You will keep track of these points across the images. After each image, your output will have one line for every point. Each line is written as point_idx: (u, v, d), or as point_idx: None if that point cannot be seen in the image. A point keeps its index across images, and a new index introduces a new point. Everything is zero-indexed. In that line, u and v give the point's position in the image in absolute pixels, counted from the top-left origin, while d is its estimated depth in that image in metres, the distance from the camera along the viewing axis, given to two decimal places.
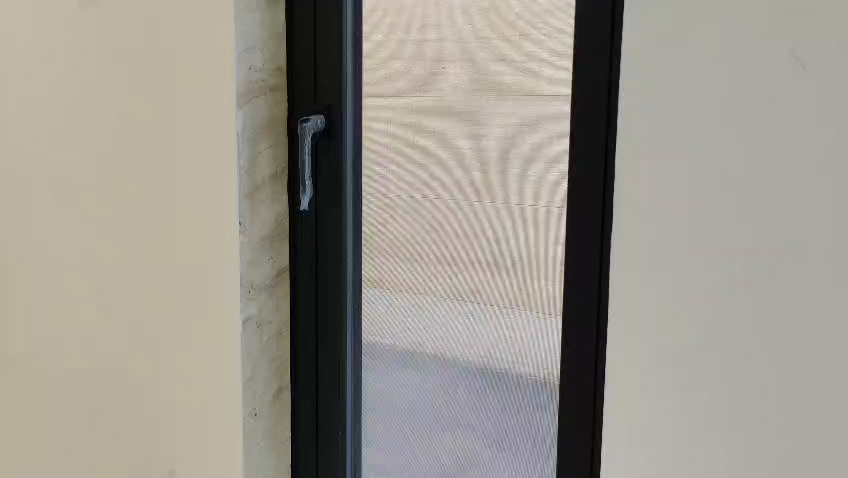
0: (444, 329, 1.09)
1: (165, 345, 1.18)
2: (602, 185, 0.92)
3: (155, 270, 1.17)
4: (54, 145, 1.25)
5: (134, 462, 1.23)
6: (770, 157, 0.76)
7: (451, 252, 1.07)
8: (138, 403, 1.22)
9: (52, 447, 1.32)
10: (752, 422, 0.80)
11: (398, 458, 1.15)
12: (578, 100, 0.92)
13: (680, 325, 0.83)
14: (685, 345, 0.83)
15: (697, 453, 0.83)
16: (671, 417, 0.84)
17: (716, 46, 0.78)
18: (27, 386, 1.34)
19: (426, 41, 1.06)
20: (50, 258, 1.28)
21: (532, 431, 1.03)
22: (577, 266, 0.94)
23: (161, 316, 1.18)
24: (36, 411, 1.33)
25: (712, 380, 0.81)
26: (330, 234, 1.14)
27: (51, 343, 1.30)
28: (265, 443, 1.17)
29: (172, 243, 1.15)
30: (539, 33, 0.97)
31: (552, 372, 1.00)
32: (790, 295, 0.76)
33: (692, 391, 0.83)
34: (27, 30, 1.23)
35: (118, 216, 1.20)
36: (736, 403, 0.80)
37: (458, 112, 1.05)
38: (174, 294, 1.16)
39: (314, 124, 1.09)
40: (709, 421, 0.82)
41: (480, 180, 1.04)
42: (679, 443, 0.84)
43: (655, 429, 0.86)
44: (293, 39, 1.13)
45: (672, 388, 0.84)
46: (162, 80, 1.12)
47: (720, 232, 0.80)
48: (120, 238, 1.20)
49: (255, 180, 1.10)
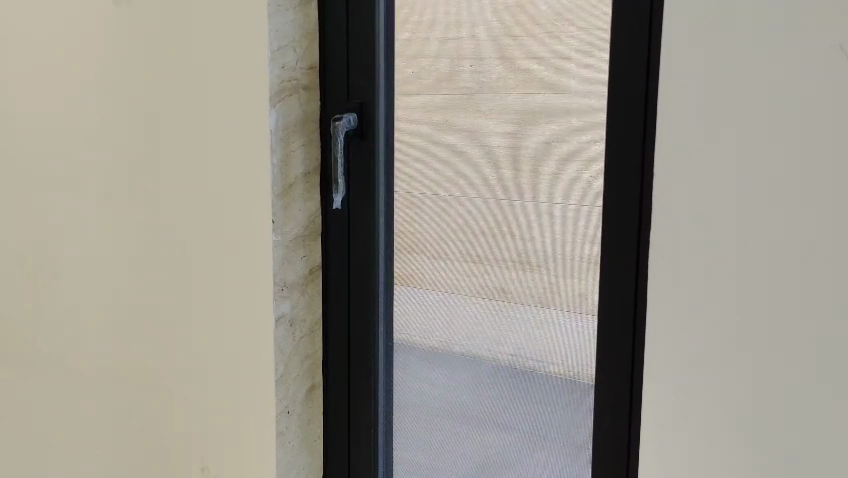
0: (474, 326, 1.10)
1: (166, 346, 1.22)
2: (639, 186, 0.91)
3: (154, 265, 1.22)
4: (64, 145, 1.28)
5: (134, 462, 1.28)
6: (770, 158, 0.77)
7: (480, 250, 1.07)
8: (138, 404, 1.26)
9: (59, 448, 1.37)
10: (750, 423, 0.81)
11: (429, 457, 1.15)
12: (613, 99, 0.92)
13: (680, 326, 0.83)
14: (686, 345, 0.83)
15: (701, 452, 0.84)
16: (680, 418, 0.84)
17: (723, 45, 0.78)
18: (32, 387, 1.39)
19: (456, 38, 1.07)
20: (50, 257, 1.33)
21: (566, 430, 1.02)
22: (613, 267, 0.94)
23: (162, 321, 1.22)
24: (40, 411, 1.38)
25: (713, 381, 0.82)
26: (362, 231, 1.14)
27: (52, 347, 1.35)
28: (297, 441, 1.17)
29: (171, 245, 1.19)
30: (567, 30, 0.97)
31: (585, 371, 0.99)
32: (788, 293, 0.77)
33: (691, 392, 0.83)
34: (43, 32, 1.26)
35: (120, 218, 1.24)
36: (738, 407, 0.81)
37: (487, 109, 1.06)
38: (179, 293, 1.19)
39: (347, 122, 1.09)
40: (715, 422, 0.83)
41: (509, 177, 1.04)
42: (694, 443, 0.84)
43: (673, 428, 0.85)
44: (326, 38, 1.13)
45: (680, 389, 0.84)
46: (179, 83, 1.14)
47: (730, 231, 0.80)
48: (120, 238, 1.24)
49: (288, 178, 1.10)
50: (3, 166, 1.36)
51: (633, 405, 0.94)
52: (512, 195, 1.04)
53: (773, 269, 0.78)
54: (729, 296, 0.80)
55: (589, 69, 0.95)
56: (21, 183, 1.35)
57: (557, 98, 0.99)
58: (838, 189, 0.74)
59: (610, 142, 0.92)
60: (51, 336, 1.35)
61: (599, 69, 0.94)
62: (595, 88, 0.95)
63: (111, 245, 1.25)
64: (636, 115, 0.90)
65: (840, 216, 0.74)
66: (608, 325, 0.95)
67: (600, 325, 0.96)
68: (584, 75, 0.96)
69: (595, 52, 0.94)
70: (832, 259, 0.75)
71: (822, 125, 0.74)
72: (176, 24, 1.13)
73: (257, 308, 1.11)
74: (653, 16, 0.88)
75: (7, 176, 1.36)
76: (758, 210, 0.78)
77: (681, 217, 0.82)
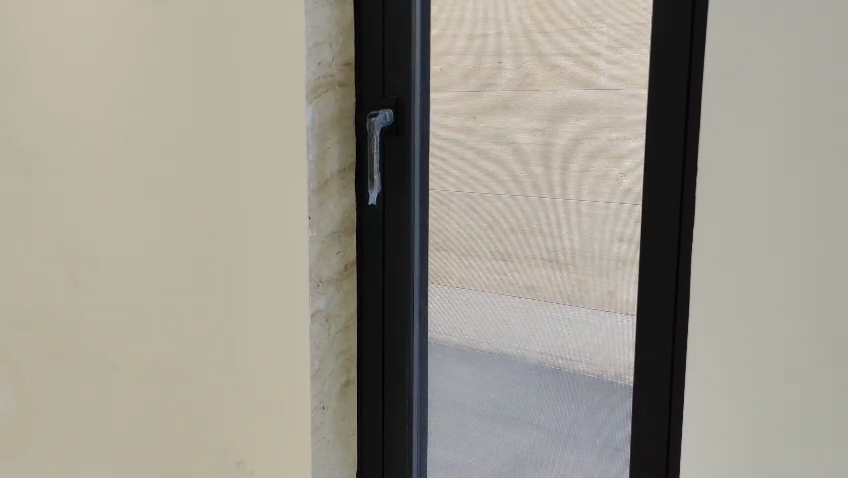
0: (500, 325, 1.10)
1: (170, 350, 1.26)
2: (680, 184, 0.89)
3: (166, 267, 1.24)
4: (85, 145, 1.31)
5: (134, 461, 1.33)
6: (768, 158, 0.78)
7: (500, 248, 1.09)
8: (138, 405, 1.31)
9: (61, 448, 1.43)
10: (747, 425, 0.81)
11: (462, 457, 1.16)
12: (654, 96, 0.90)
13: (708, 324, 0.83)
14: (707, 344, 0.83)
15: (732, 453, 0.83)
16: (710, 418, 0.84)
17: (736, 47, 0.79)
18: (39, 386, 1.45)
19: (486, 35, 1.07)
20: (62, 258, 1.38)
21: (601, 428, 1.01)
22: (653, 265, 0.92)
23: (168, 325, 1.26)
24: (51, 407, 1.44)
25: (737, 380, 0.82)
26: (398, 228, 1.14)
27: (62, 349, 1.41)
28: (332, 437, 1.17)
29: (185, 244, 1.21)
30: (597, 27, 0.97)
31: (627, 371, 0.97)
32: (787, 291, 0.78)
33: (718, 392, 0.83)
34: (69, 32, 1.29)
35: (134, 219, 1.27)
36: (758, 407, 0.80)
37: (516, 106, 1.05)
38: (187, 296, 1.22)
39: (383, 118, 1.09)
40: (737, 422, 0.82)
41: (540, 175, 1.04)
42: (726, 443, 0.83)
43: (703, 427, 0.85)
44: (361, 35, 1.13)
45: (715, 390, 0.83)
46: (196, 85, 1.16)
47: (735, 231, 0.80)
48: (135, 240, 1.27)
49: (324, 175, 1.10)
50: (24, 164, 1.40)
51: (673, 404, 0.92)
52: (539, 192, 1.04)
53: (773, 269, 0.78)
54: (728, 295, 0.81)
55: (619, 65, 0.95)
56: (49, 185, 1.38)
57: (585, 95, 0.99)
58: (836, 187, 0.74)
59: (650, 138, 0.91)
60: (59, 336, 1.41)
61: (630, 65, 0.94)
62: (626, 84, 0.94)
63: (143, 245, 1.27)
64: (678, 113, 0.88)
65: (839, 218, 0.75)
66: (648, 326, 0.93)
67: (638, 324, 0.94)
68: (614, 71, 0.96)
69: (625, 49, 0.94)
70: (832, 260, 0.75)
71: (822, 126, 0.74)
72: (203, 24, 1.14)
73: (277, 308, 1.13)
74: (695, 12, 0.86)
75: (32, 177, 1.40)
76: (761, 211, 0.78)
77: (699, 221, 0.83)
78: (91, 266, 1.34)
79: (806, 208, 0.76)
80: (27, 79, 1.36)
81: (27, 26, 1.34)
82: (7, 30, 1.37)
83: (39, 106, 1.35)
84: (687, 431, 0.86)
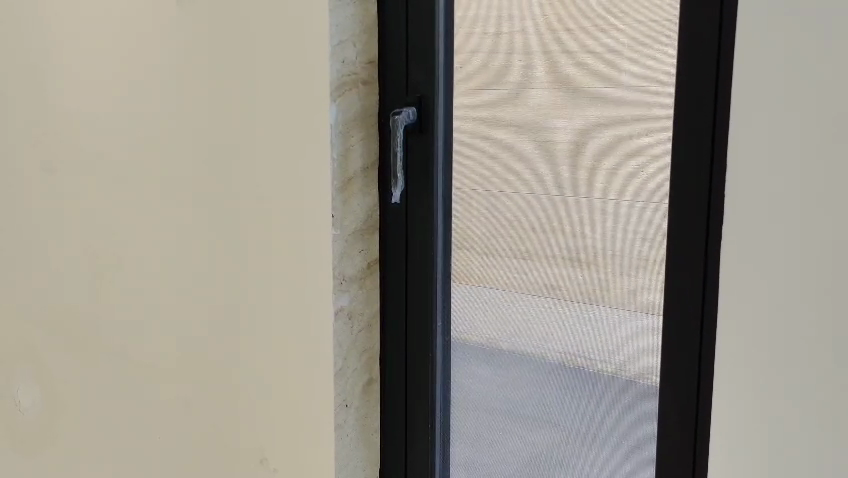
0: (519, 324, 1.10)
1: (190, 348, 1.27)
2: (708, 183, 0.89)
3: (184, 266, 1.25)
4: (106, 145, 1.32)
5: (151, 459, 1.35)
6: (782, 157, 0.78)
7: (518, 247, 1.09)
8: (156, 402, 1.33)
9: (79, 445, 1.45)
10: (753, 425, 0.82)
11: (483, 456, 1.16)
12: (682, 93, 0.90)
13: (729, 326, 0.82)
14: (726, 345, 0.83)
15: (750, 453, 0.82)
16: (728, 418, 0.83)
17: (751, 47, 0.79)
18: (58, 384, 1.47)
19: (505, 33, 1.06)
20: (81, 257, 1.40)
21: (624, 428, 1.01)
22: (679, 264, 0.92)
23: (187, 323, 1.27)
24: (69, 405, 1.46)
25: (754, 380, 0.81)
26: (420, 226, 1.14)
27: (80, 346, 1.43)
28: (355, 435, 1.17)
29: (203, 243, 1.22)
30: (619, 24, 0.97)
31: (654, 369, 0.97)
32: (787, 290, 0.78)
33: (737, 393, 0.82)
34: (90, 33, 1.30)
35: (153, 218, 1.28)
36: (777, 407, 0.80)
37: (535, 104, 1.05)
38: (206, 295, 1.23)
39: (406, 116, 1.09)
40: (755, 424, 0.81)
41: (562, 173, 1.03)
42: (747, 445, 0.82)
43: (722, 429, 0.84)
44: (385, 34, 1.14)
45: (734, 390, 0.83)
46: (216, 84, 1.16)
47: (749, 229, 0.80)
48: (155, 238, 1.29)
49: (348, 173, 1.11)
50: (45, 163, 1.42)
51: (700, 404, 0.92)
52: (560, 190, 1.04)
53: (783, 268, 0.78)
54: (736, 294, 0.81)
55: (642, 62, 0.95)
56: (70, 184, 1.39)
57: (608, 93, 0.99)
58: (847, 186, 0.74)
59: (678, 134, 0.91)
60: (78, 334, 1.43)
61: (653, 62, 0.93)
62: (648, 82, 0.94)
63: (166, 244, 1.27)
64: (706, 110, 0.88)
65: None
66: (676, 324, 0.93)
67: (666, 323, 0.94)
68: (637, 68, 0.95)
69: (647, 46, 0.94)
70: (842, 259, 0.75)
71: (835, 126, 0.74)
72: (225, 24, 1.14)
73: (297, 307, 1.13)
74: (724, 12, 0.86)
75: (53, 177, 1.42)
76: (770, 212, 0.79)
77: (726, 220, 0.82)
78: (116, 266, 1.35)
79: (807, 209, 0.77)
80: (48, 80, 1.38)
81: (49, 27, 1.36)
82: (31, 31, 1.38)
83: (61, 105, 1.37)
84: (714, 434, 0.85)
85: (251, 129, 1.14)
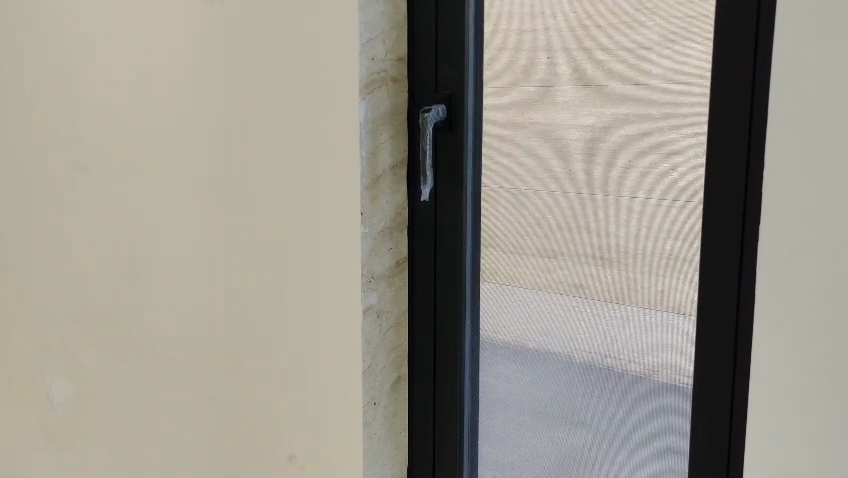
0: (548, 323, 1.09)
1: (215, 344, 1.28)
2: (744, 182, 0.88)
3: (211, 263, 1.26)
4: (133, 142, 1.34)
5: (176, 454, 1.36)
6: (835, 156, 0.77)
7: (546, 246, 1.07)
8: (182, 398, 1.34)
9: (106, 439, 1.48)
10: (787, 424, 0.83)
11: (511, 456, 1.15)
12: (717, 92, 0.89)
13: (777, 325, 0.83)
14: (774, 344, 0.83)
15: (794, 452, 0.83)
16: (773, 417, 0.84)
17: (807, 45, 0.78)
18: (86, 379, 1.49)
19: (533, 30, 1.05)
20: (109, 254, 1.42)
21: (656, 429, 1.00)
22: (713, 263, 0.91)
23: (214, 320, 1.28)
24: (97, 399, 1.48)
25: (801, 381, 0.81)
26: (449, 225, 1.13)
27: (107, 343, 1.45)
28: (382, 434, 1.17)
29: (231, 240, 1.23)
30: (651, 19, 0.95)
31: (686, 371, 0.95)
32: (827, 290, 0.79)
33: (783, 392, 0.83)
34: (119, 32, 1.31)
35: (180, 216, 1.29)
36: (823, 407, 0.80)
37: (564, 103, 1.04)
38: (234, 292, 1.24)
39: (435, 114, 1.09)
40: (801, 423, 0.82)
41: (590, 171, 1.02)
42: (790, 443, 0.83)
43: (767, 428, 0.84)
44: (414, 31, 1.13)
45: (779, 389, 0.83)
46: (244, 83, 1.17)
47: (796, 229, 0.81)
48: (182, 236, 1.30)
49: (376, 171, 1.11)
50: (75, 162, 1.44)
51: (734, 405, 0.91)
52: (588, 189, 1.02)
53: (832, 268, 0.78)
54: (782, 293, 0.82)
55: (672, 59, 0.93)
56: (98, 181, 1.41)
57: (638, 89, 0.97)
58: None
59: (712, 132, 0.90)
60: (104, 330, 1.45)
61: (684, 60, 0.92)
62: (679, 79, 0.93)
63: (193, 242, 1.28)
64: (742, 107, 0.87)
65: None
66: (710, 325, 0.92)
67: (700, 324, 0.93)
68: (666, 65, 0.94)
69: (677, 43, 0.93)
70: None
71: None
72: (252, 23, 1.14)
73: (325, 304, 1.14)
74: (761, 11, 0.85)
75: (82, 175, 1.43)
76: (814, 213, 0.79)
77: (769, 219, 0.82)
78: (143, 262, 1.36)
79: (838, 212, 0.78)
80: (79, 78, 1.40)
81: (79, 27, 1.37)
82: (62, 29, 1.40)
83: (91, 104, 1.39)
84: (756, 433, 0.86)
85: (274, 127, 1.15)
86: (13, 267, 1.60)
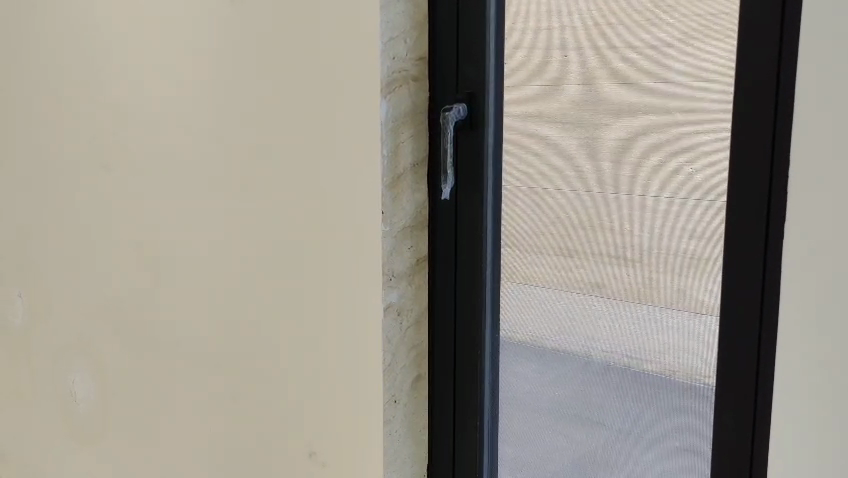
0: (568, 323, 1.08)
1: (233, 343, 1.28)
2: (768, 181, 0.87)
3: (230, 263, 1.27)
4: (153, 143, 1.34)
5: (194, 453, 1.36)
6: None
7: (567, 245, 1.07)
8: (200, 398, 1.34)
9: (125, 438, 1.48)
10: (814, 421, 0.83)
11: (532, 455, 1.15)
12: (741, 92, 0.88)
13: (803, 321, 0.83)
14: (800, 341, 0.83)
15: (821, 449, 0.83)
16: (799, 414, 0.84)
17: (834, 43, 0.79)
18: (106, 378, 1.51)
19: (553, 28, 1.05)
20: (129, 255, 1.43)
21: (678, 428, 0.99)
22: (737, 263, 0.90)
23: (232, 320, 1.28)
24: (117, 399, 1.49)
25: (827, 377, 0.81)
26: (469, 224, 1.13)
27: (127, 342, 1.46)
28: (402, 433, 1.17)
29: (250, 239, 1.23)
30: (671, 17, 0.94)
31: (709, 371, 0.95)
32: None
33: (808, 388, 0.83)
34: (139, 33, 1.32)
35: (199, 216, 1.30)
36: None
37: (584, 101, 1.04)
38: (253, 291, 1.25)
39: (456, 113, 1.09)
40: (827, 419, 0.82)
41: (611, 170, 1.02)
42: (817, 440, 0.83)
43: (794, 424, 0.84)
44: (435, 31, 1.13)
45: (805, 385, 0.83)
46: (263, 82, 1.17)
47: (823, 225, 0.81)
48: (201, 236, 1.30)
49: (397, 170, 1.11)
50: (95, 163, 1.45)
51: (757, 406, 0.90)
52: (609, 188, 1.02)
53: None
54: (808, 289, 0.82)
55: (693, 57, 0.93)
56: (117, 182, 1.42)
57: (658, 89, 0.97)
58: None
59: (736, 132, 0.89)
60: (124, 330, 1.46)
61: (705, 58, 0.92)
62: (701, 77, 0.92)
63: (212, 241, 1.29)
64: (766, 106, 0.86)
65: None
66: (733, 325, 0.91)
67: (723, 324, 0.92)
68: (687, 63, 0.94)
69: (698, 41, 0.92)
70: None
71: None
72: (269, 22, 1.15)
73: (345, 303, 1.14)
74: (786, 10, 0.84)
75: (102, 175, 1.44)
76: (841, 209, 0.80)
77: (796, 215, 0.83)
78: (163, 262, 1.37)
79: None
80: (99, 80, 1.41)
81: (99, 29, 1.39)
82: (83, 32, 1.41)
83: (110, 105, 1.40)
84: (782, 431, 0.86)
85: (288, 128, 1.16)
86: (35, 268, 1.62)
